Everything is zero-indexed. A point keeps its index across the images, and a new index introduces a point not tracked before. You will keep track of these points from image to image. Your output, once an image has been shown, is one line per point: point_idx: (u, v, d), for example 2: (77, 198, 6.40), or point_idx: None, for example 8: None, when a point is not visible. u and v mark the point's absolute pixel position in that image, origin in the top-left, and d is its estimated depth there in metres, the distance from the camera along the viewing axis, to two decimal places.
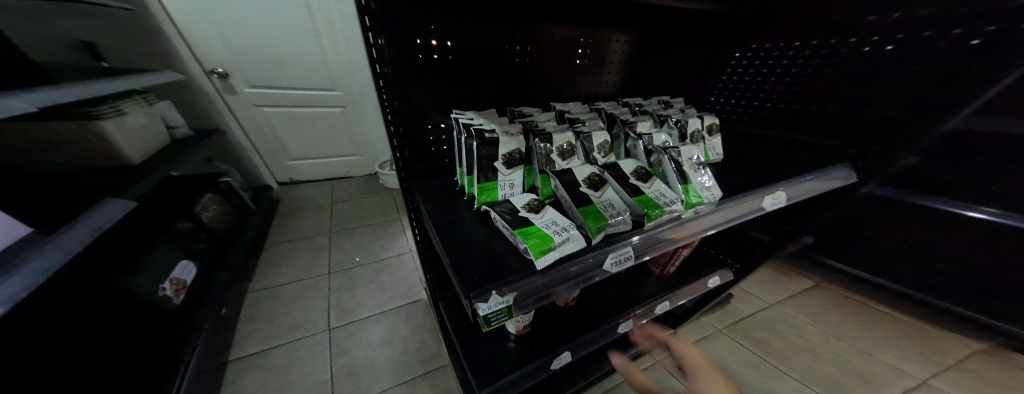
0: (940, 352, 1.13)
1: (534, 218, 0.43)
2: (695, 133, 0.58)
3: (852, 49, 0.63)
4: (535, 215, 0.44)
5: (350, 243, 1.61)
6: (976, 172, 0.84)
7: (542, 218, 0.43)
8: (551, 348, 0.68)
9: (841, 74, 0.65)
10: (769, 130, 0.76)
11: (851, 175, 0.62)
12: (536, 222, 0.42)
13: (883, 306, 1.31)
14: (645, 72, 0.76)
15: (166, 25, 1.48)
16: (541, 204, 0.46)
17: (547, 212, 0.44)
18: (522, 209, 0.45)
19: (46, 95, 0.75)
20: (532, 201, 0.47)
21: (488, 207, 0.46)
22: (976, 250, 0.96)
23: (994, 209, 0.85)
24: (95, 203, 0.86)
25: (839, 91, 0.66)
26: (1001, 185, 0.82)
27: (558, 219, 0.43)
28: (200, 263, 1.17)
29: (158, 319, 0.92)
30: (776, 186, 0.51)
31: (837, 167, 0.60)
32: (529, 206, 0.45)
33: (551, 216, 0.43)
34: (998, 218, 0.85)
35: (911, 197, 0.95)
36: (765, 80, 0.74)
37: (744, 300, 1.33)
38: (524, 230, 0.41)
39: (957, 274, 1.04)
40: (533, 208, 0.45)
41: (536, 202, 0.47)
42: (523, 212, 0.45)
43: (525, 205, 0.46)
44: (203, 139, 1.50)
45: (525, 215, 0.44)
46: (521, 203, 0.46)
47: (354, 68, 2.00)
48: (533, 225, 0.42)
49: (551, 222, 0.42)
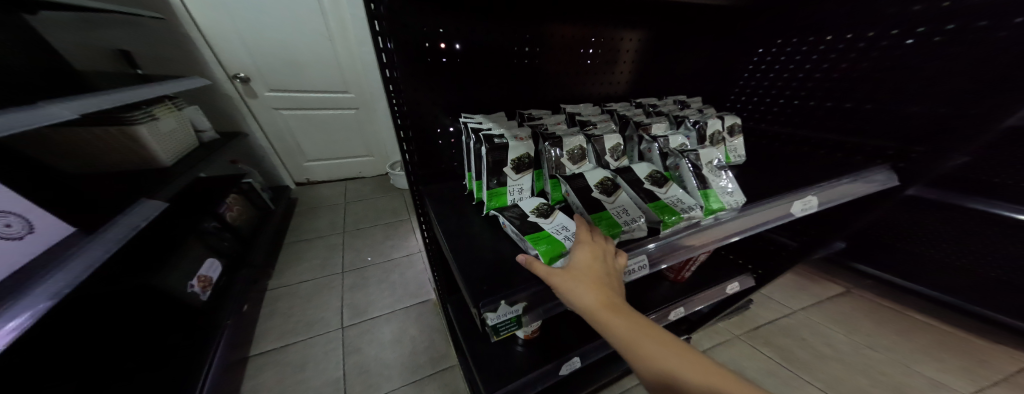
0: (989, 368, 1.03)
1: (544, 223, 0.42)
2: (715, 134, 0.55)
3: (893, 42, 0.58)
4: (544, 219, 0.43)
5: (363, 242, 1.65)
6: None
7: (552, 223, 0.42)
8: (563, 352, 0.68)
9: (881, 68, 0.60)
10: (796, 130, 0.72)
11: (891, 177, 0.57)
12: (546, 227, 0.41)
13: (922, 316, 1.21)
14: (660, 70, 0.73)
15: (194, 33, 1.56)
16: (550, 209, 0.45)
17: (557, 217, 0.43)
18: (531, 214, 0.44)
19: (86, 103, 0.80)
20: (541, 205, 0.46)
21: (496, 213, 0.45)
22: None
23: None
24: (131, 204, 0.91)
25: (878, 86, 0.61)
26: None
27: (569, 224, 0.42)
28: (223, 261, 1.22)
29: (187, 313, 0.97)
30: (806, 190, 0.47)
31: (875, 170, 0.55)
32: (538, 211, 0.45)
33: (562, 221, 0.42)
34: None
35: (953, 199, 0.88)
36: (792, 76, 0.70)
37: (764, 306, 1.26)
38: (533, 236, 0.40)
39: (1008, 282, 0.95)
40: (542, 213, 0.44)
41: (545, 207, 0.46)
42: (532, 217, 0.44)
43: (534, 209, 0.45)
44: (227, 142, 1.57)
45: (534, 220, 0.43)
46: (530, 207, 0.46)
47: (366, 71, 2.04)
48: (543, 230, 0.41)
49: (562, 227, 0.41)
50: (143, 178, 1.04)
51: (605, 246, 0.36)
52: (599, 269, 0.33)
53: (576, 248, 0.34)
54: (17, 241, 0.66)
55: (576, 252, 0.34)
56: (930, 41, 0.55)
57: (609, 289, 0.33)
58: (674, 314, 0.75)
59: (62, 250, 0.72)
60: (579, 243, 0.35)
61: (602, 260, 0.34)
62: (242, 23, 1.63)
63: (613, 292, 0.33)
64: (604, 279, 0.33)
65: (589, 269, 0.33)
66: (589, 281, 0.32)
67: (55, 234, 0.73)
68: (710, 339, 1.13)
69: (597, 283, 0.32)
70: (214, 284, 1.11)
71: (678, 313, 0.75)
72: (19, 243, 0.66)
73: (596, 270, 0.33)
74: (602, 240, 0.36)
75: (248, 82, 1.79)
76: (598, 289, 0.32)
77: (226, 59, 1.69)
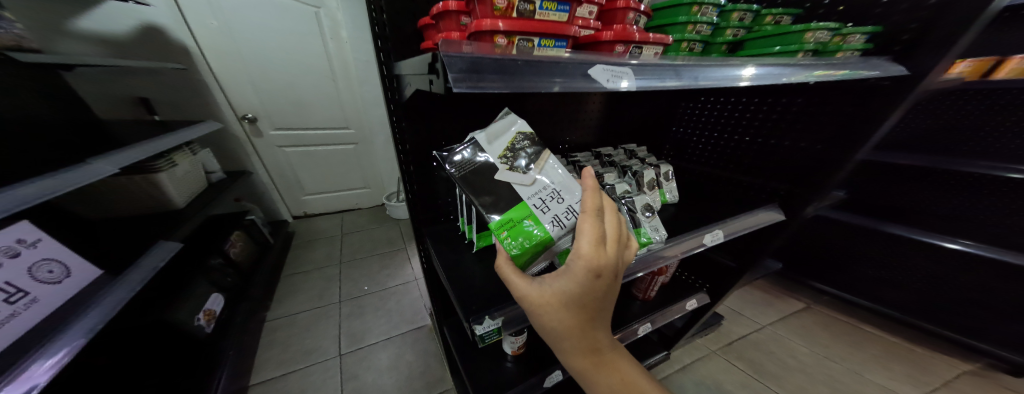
0: (928, 373, 1.15)
1: (524, 188, 0.43)
2: (650, 182, 0.70)
3: (770, 107, 0.74)
4: (523, 176, 0.43)
5: (360, 272, 1.71)
6: (916, 193, 1.13)
7: (533, 190, 0.43)
8: (545, 366, 0.79)
9: (766, 127, 0.76)
10: (723, 171, 0.86)
11: (777, 213, 0.72)
12: (527, 199, 0.43)
13: (871, 327, 1.35)
14: (619, 126, 0.88)
15: (210, 79, 1.68)
16: (529, 155, 0.44)
17: (536, 173, 0.44)
18: (504, 163, 0.43)
19: (124, 157, 0.90)
20: (518, 138, 0.44)
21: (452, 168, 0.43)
22: (929, 257, 1.18)
23: (971, 242, 1.07)
24: (150, 247, 0.98)
25: (767, 141, 0.76)
26: (926, 200, 1.12)
27: (554, 191, 0.43)
28: (225, 295, 1.28)
29: (191, 346, 1.02)
30: (715, 225, 0.64)
31: (767, 207, 0.72)
32: (515, 156, 0.43)
33: (544, 184, 0.44)
34: (977, 249, 1.05)
35: (881, 225, 1.21)
36: (712, 127, 0.86)
37: (736, 322, 1.37)
38: (514, 218, 0.42)
39: (927, 273, 1.20)
40: (520, 163, 0.43)
41: (523, 147, 0.44)
42: (507, 170, 0.43)
43: (508, 149, 0.44)
44: (233, 181, 1.67)
45: (508, 175, 0.43)
46: (501, 149, 0.44)
47: (366, 108, 2.18)
48: (525, 203, 0.42)
49: (548, 194, 0.43)
50: (158, 222, 1.13)
51: (605, 267, 0.35)
52: (584, 295, 0.35)
53: (574, 268, 0.34)
54: (56, 284, 0.74)
55: (572, 270, 0.34)
56: (791, 109, 0.71)
57: (588, 310, 0.36)
58: (644, 329, 0.86)
59: (94, 290, 0.79)
60: (578, 265, 0.34)
61: (593, 286, 0.35)
62: (255, 71, 1.76)
63: (592, 311, 0.36)
64: (585, 302, 0.36)
65: (573, 298, 0.35)
66: (565, 310, 0.36)
67: (86, 277, 0.80)
68: (689, 354, 1.23)
69: (575, 306, 0.36)
70: (218, 316, 1.18)
71: (646, 328, 0.86)
72: (58, 286, 0.74)
73: (581, 295, 0.35)
74: (606, 257, 0.35)
75: (255, 121, 1.88)
76: (573, 318, 0.36)
77: (236, 102, 1.80)
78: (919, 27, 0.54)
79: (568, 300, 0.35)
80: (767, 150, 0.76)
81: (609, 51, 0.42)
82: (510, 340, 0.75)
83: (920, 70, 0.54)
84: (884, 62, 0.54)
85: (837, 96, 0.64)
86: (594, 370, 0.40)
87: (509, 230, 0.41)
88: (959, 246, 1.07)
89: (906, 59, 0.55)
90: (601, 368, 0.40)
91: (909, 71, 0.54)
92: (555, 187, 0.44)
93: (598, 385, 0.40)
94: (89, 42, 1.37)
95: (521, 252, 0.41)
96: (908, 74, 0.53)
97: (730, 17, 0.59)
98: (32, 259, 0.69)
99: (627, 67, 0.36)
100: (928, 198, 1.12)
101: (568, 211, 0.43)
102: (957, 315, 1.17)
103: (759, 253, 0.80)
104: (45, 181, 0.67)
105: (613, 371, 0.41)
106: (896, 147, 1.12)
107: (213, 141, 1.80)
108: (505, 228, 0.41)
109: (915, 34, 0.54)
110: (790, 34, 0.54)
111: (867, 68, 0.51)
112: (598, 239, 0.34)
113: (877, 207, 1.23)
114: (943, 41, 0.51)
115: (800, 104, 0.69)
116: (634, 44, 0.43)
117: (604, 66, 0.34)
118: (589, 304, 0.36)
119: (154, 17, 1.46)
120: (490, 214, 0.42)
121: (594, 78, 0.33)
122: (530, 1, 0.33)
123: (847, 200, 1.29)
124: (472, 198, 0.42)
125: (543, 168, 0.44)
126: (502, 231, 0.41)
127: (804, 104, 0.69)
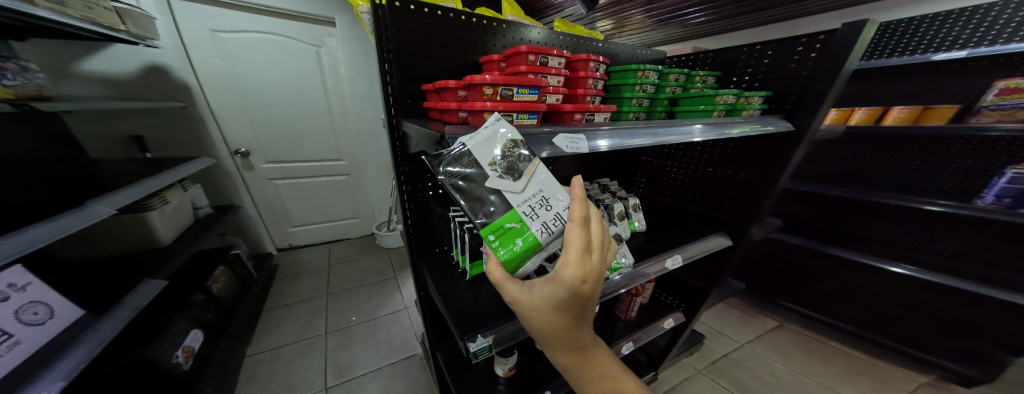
0: (892, 384, 1.23)
1: (514, 196, 0.42)
2: (619, 213, 0.81)
3: (710, 148, 0.90)
4: (512, 184, 0.41)
5: (347, 303, 1.68)
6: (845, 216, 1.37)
7: (523, 197, 0.42)
8: (536, 387, 0.83)
9: (711, 164, 0.90)
10: (684, 202, 1.00)
11: (724, 238, 0.85)
12: (517, 206, 0.42)
13: (840, 342, 1.44)
14: (596, 164, 0.99)
15: (208, 116, 1.72)
16: (521, 162, 0.41)
17: (527, 181, 0.42)
18: (495, 172, 0.41)
19: (123, 195, 0.93)
20: (507, 146, 0.41)
21: (445, 174, 0.42)
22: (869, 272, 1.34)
23: (910, 267, 1.18)
24: (136, 285, 0.97)
25: (712, 178, 0.91)
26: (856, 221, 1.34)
27: (542, 198, 0.43)
28: (204, 331, 1.23)
29: (168, 386, 1.00)
30: (676, 251, 0.77)
31: (715, 236, 0.84)
32: (505, 165, 0.41)
33: (533, 190, 0.42)
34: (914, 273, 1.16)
35: (827, 248, 1.39)
36: (669, 164, 1.01)
37: (718, 341, 1.43)
38: (505, 224, 0.42)
39: (870, 286, 1.36)
40: (511, 171, 0.41)
41: (514, 154, 0.41)
42: (496, 178, 0.41)
43: (497, 158, 0.41)
44: (220, 217, 1.67)
45: (498, 183, 0.41)
46: (489, 157, 0.41)
47: (360, 140, 2.23)
48: (514, 211, 0.42)
49: (537, 202, 0.42)
50: (142, 259, 1.12)
51: (591, 273, 0.35)
52: (572, 300, 0.35)
53: (561, 276, 0.35)
54: (40, 326, 0.73)
55: (559, 278, 0.35)
56: (725, 150, 0.86)
57: (574, 313, 0.37)
58: (626, 348, 0.91)
59: (76, 331, 0.79)
60: (566, 272, 0.34)
61: (581, 292, 0.35)
62: (252, 105, 1.83)
63: (578, 314, 0.37)
64: (573, 305, 0.36)
65: (559, 302, 0.36)
66: (553, 314, 0.36)
67: (70, 316, 0.80)
68: (676, 375, 1.26)
69: (563, 310, 0.36)
70: (195, 354, 1.14)
71: (629, 347, 0.91)
72: (41, 327, 0.73)
73: (568, 300, 0.35)
74: (592, 265, 0.36)
75: (248, 155, 1.92)
76: (562, 319, 0.37)
77: (231, 138, 1.84)
78: (799, 92, 0.72)
79: (557, 304, 0.36)
80: (715, 185, 0.90)
81: (570, 117, 0.56)
82: (501, 361, 0.79)
83: (803, 125, 0.71)
84: (775, 119, 0.71)
85: (755, 142, 0.80)
86: (581, 367, 0.40)
87: (499, 236, 0.42)
88: (901, 269, 1.19)
89: (793, 117, 0.73)
90: (587, 367, 0.40)
91: (795, 127, 0.72)
92: (543, 194, 0.43)
93: (585, 383, 0.40)
94: (92, 84, 1.38)
95: (511, 256, 0.42)
96: (795, 129, 0.71)
97: (668, 78, 0.73)
98: (20, 301, 0.69)
99: (581, 134, 0.47)
100: (858, 218, 1.34)
101: (556, 219, 0.42)
102: (904, 324, 1.31)
103: (720, 271, 0.91)
104: (45, 226, 0.69)
105: (603, 373, 0.41)
106: (814, 178, 1.41)
107: (204, 175, 1.81)
108: (495, 232, 0.42)
109: (797, 97, 0.73)
110: (707, 97, 0.71)
111: (762, 123, 0.68)
112: (579, 241, 0.35)
113: (818, 231, 1.46)
114: (813, 107, 0.69)
115: (731, 147, 0.85)
116: (588, 112, 0.57)
117: (565, 134, 0.45)
118: (575, 309, 0.36)
119: (160, 58, 1.52)
120: (483, 220, 0.42)
121: (554, 145, 0.44)
122: (510, 89, 0.47)
123: (793, 225, 1.52)
124: (463, 206, 0.41)
125: (533, 174, 0.42)
126: (492, 235, 0.41)
127: (734, 147, 0.84)
